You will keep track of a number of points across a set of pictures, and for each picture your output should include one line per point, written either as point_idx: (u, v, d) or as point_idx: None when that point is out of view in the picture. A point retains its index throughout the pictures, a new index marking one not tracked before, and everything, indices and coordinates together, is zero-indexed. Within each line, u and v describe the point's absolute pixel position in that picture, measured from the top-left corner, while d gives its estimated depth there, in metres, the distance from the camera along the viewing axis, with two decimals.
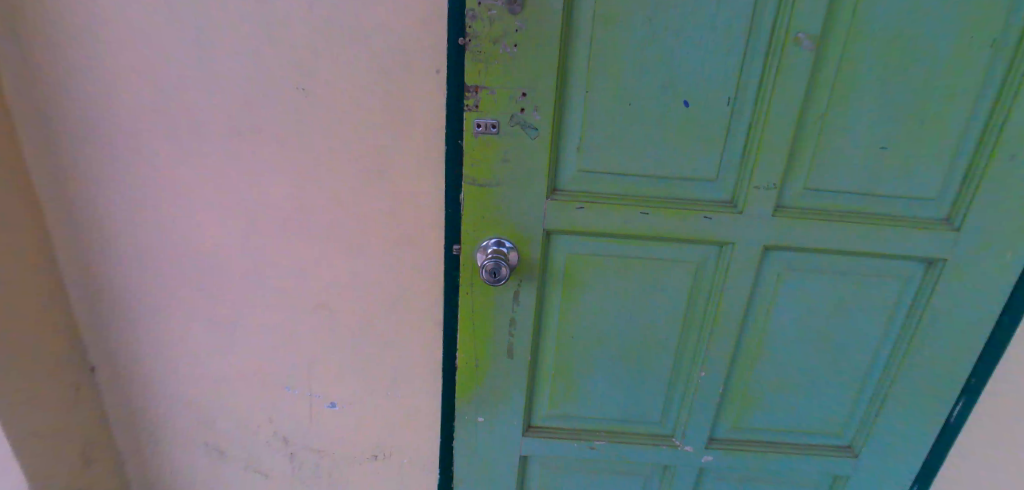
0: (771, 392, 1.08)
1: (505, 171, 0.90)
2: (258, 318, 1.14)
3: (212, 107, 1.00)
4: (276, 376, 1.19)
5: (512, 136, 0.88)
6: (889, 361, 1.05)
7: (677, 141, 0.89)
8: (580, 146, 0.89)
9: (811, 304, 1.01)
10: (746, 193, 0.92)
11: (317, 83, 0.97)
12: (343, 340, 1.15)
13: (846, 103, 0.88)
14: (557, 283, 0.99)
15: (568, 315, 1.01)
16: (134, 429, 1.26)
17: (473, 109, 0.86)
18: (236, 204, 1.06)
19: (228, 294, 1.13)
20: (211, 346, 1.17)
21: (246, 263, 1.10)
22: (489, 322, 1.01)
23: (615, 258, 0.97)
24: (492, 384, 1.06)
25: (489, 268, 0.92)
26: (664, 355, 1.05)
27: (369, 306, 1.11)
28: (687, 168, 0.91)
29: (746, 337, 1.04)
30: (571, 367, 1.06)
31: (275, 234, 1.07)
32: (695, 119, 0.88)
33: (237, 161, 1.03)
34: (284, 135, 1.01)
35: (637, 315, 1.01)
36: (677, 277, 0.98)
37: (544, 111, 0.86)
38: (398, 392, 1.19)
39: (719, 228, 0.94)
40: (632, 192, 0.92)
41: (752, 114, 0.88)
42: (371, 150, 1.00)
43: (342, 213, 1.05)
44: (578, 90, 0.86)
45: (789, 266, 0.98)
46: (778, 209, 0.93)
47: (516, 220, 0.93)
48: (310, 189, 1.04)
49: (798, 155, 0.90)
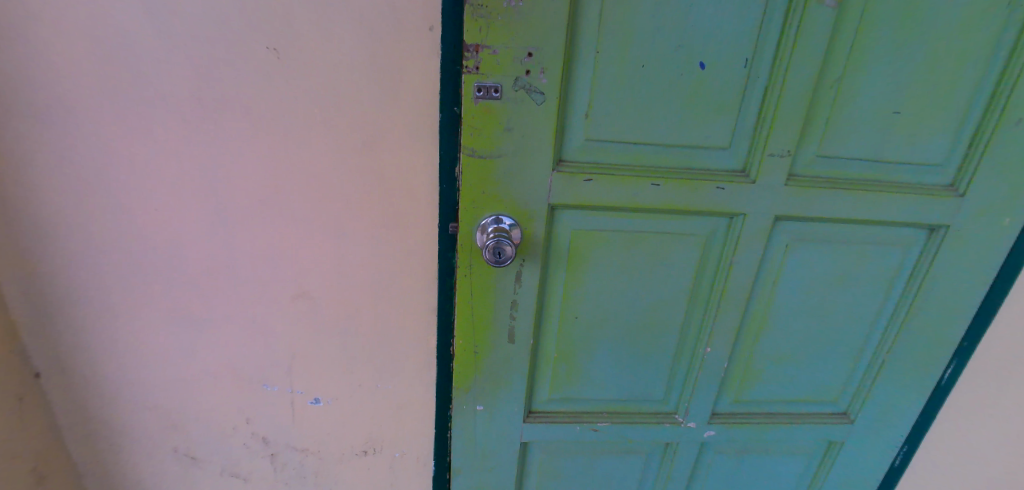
0: (772, 365, 1.07)
1: (508, 141, 0.82)
2: (230, 310, 1.04)
3: (169, 74, 0.88)
4: (251, 372, 1.09)
5: (516, 103, 0.80)
6: (887, 329, 1.04)
7: (690, 107, 0.83)
8: (587, 112, 0.83)
9: (816, 274, 0.98)
10: (759, 162, 0.87)
11: (289, 45, 0.86)
12: (326, 332, 1.06)
13: (863, 65, 0.84)
14: (561, 261, 0.93)
15: (572, 293, 0.95)
16: (92, 437, 1.14)
17: (472, 72, 0.78)
18: (200, 184, 0.94)
19: (194, 286, 1.02)
20: (176, 344, 1.06)
21: (214, 251, 0.99)
22: (489, 306, 0.94)
23: (621, 233, 0.91)
24: (491, 370, 1.00)
25: (492, 248, 0.85)
26: (670, 331, 1.01)
27: (355, 293, 1.03)
28: (700, 136, 0.85)
29: (752, 311, 1.01)
30: (574, 348, 1.01)
31: (245, 217, 0.97)
32: (710, 83, 0.82)
33: (199, 136, 0.91)
34: (252, 104, 0.90)
35: (642, 292, 0.97)
36: (685, 252, 0.94)
37: (551, 73, 0.79)
38: (389, 385, 1.11)
39: (731, 199, 0.89)
40: (642, 162, 0.86)
41: (768, 78, 0.83)
42: (354, 122, 0.91)
43: (324, 193, 0.95)
44: (587, 51, 0.79)
45: (797, 236, 0.95)
46: (790, 178, 0.89)
47: (518, 196, 0.86)
48: (283, 166, 0.93)
49: (814, 120, 0.86)
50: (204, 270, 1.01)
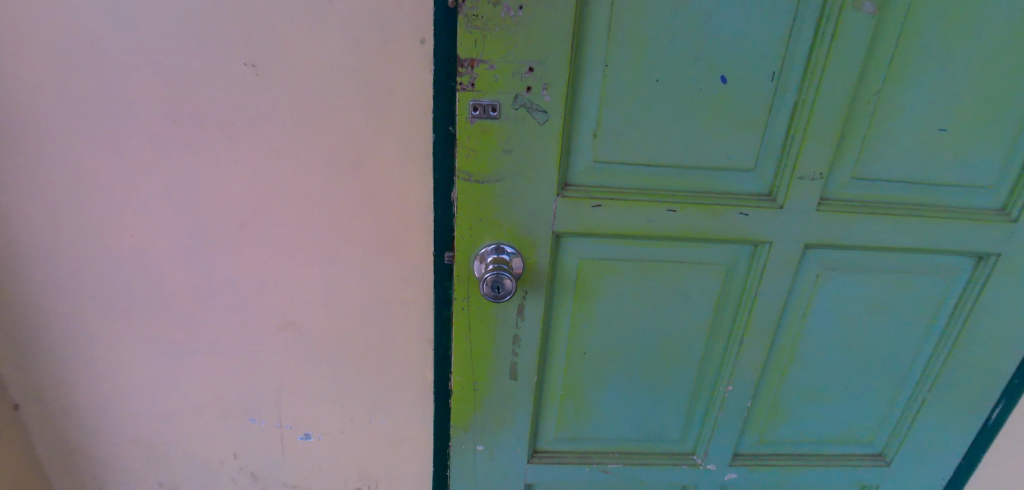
0: (800, 403, 0.97)
1: (508, 163, 0.75)
2: (215, 340, 0.97)
3: (145, 91, 0.82)
4: (238, 405, 1.03)
5: (516, 122, 0.72)
6: (928, 365, 0.95)
7: (710, 125, 0.75)
8: (596, 131, 0.75)
9: (850, 306, 0.89)
10: (788, 185, 0.79)
11: (272, 60, 0.80)
12: (317, 363, 0.99)
13: (905, 77, 0.75)
14: (568, 293, 0.85)
15: (579, 326, 0.87)
16: (74, 471, 1.08)
17: (467, 89, 0.71)
18: (181, 208, 0.88)
19: (177, 315, 0.95)
20: (160, 375, 1.00)
21: (196, 278, 0.93)
22: (489, 340, 0.87)
23: (634, 262, 0.83)
24: (492, 408, 0.92)
25: (490, 282, 0.77)
26: (687, 367, 0.93)
27: (346, 323, 0.96)
28: (721, 157, 0.77)
29: (778, 345, 0.92)
30: (582, 385, 0.93)
31: (229, 243, 0.90)
32: (733, 98, 0.74)
33: (178, 157, 0.85)
34: (234, 123, 0.83)
35: (657, 325, 0.88)
36: (705, 282, 0.85)
37: (555, 89, 0.71)
38: (384, 419, 1.04)
39: (755, 226, 0.81)
40: (656, 186, 0.78)
41: (797, 92, 0.75)
42: (343, 141, 0.84)
43: (312, 218, 0.88)
44: (595, 65, 0.72)
45: (829, 265, 0.86)
46: (822, 202, 0.81)
47: (519, 223, 0.78)
48: (268, 189, 0.87)
49: (849, 139, 0.77)
50: (187, 298, 0.94)
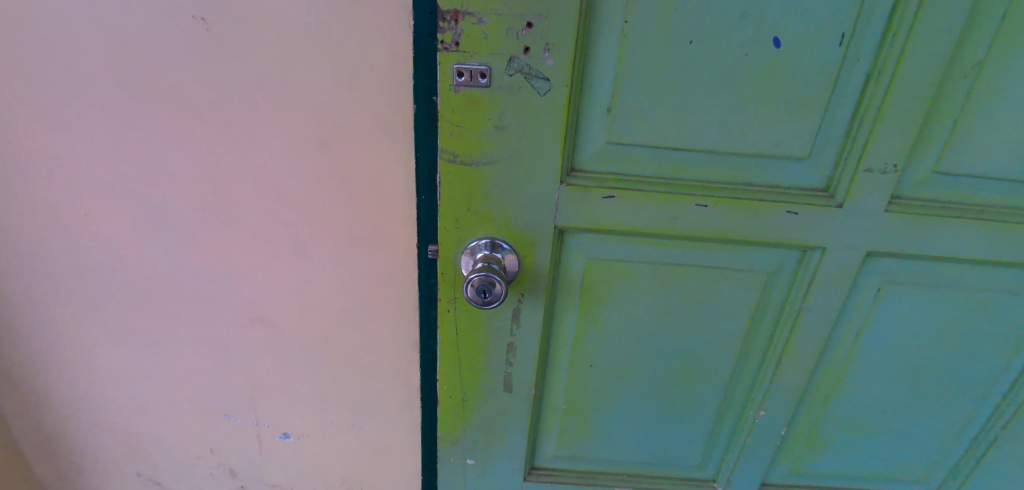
0: (843, 435, 0.83)
1: (501, 143, 0.61)
2: (184, 332, 0.88)
3: (85, 47, 0.70)
4: (213, 400, 0.94)
5: (511, 92, 0.59)
6: (1007, 400, 0.79)
7: (756, 102, 0.60)
8: (610, 106, 0.60)
9: (914, 328, 0.74)
10: (851, 179, 0.63)
11: (231, 11, 0.67)
12: (294, 361, 0.89)
13: (1016, 47, 0.58)
14: (572, 298, 0.72)
15: (586, 335, 0.75)
16: (49, 458, 1.01)
17: (451, 49, 0.58)
18: (136, 184, 0.77)
19: (142, 302, 0.86)
20: (130, 365, 0.92)
21: (159, 263, 0.83)
22: (480, 347, 0.75)
23: (652, 266, 0.69)
24: (484, 422, 0.81)
25: (477, 286, 0.62)
26: (712, 387, 0.80)
27: (326, 318, 0.85)
28: (768, 142, 0.62)
29: (821, 369, 0.78)
30: (587, 401, 0.81)
31: (191, 226, 0.80)
32: (787, 67, 0.58)
33: (129, 125, 0.74)
34: (188, 87, 0.71)
35: (678, 340, 0.75)
36: (738, 292, 0.71)
37: (559, 52, 0.57)
38: (367, 423, 0.94)
39: (805, 228, 0.66)
40: (684, 175, 0.64)
41: (871, 62, 0.58)
42: (316, 112, 0.72)
43: (283, 201, 0.77)
44: (611, 22, 0.57)
45: (894, 278, 0.70)
46: (893, 202, 0.65)
47: (515, 216, 0.65)
48: (231, 167, 0.75)
49: (934, 124, 0.61)
50: (151, 285, 0.85)
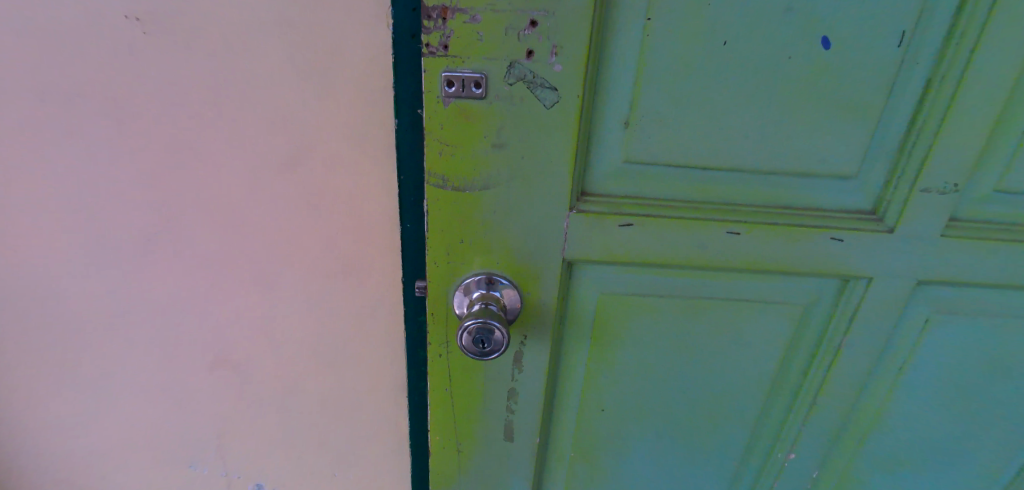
0: (880, 477, 0.74)
1: (500, 163, 0.52)
2: (139, 377, 0.78)
3: (9, 56, 0.59)
4: (175, 449, 0.84)
5: (511, 104, 0.50)
6: None
7: (800, 112, 0.51)
8: (628, 119, 0.51)
9: (963, 362, 0.65)
10: (904, 200, 0.55)
11: (178, 11, 0.57)
12: (266, 406, 0.79)
13: None
14: (582, 336, 0.63)
15: (597, 376, 0.66)
16: None
17: (438, 54, 0.48)
18: (73, 213, 0.66)
19: (88, 345, 0.75)
20: (76, 414, 0.81)
21: (104, 300, 0.72)
22: (477, 394, 0.65)
23: (674, 299, 0.60)
24: (482, 474, 0.71)
25: (473, 335, 0.53)
26: (737, 430, 0.71)
27: (301, 358, 0.75)
28: (811, 159, 0.53)
29: (859, 407, 0.69)
30: (597, 447, 0.71)
31: (141, 259, 0.69)
32: (835, 72, 0.50)
33: (63, 146, 0.63)
34: (133, 99, 0.61)
35: (700, 380, 0.66)
36: (770, 326, 0.63)
37: (568, 55, 0.48)
38: (350, 470, 0.85)
39: (850, 255, 0.57)
40: (713, 197, 0.55)
41: (933, 64, 0.50)
42: (282, 127, 0.62)
43: (246, 229, 0.67)
44: (630, 19, 0.48)
45: (943, 308, 0.62)
46: (949, 224, 0.56)
47: (517, 247, 0.56)
48: (185, 190, 0.65)
49: (1001, 136, 0.53)
50: (98, 327, 0.74)
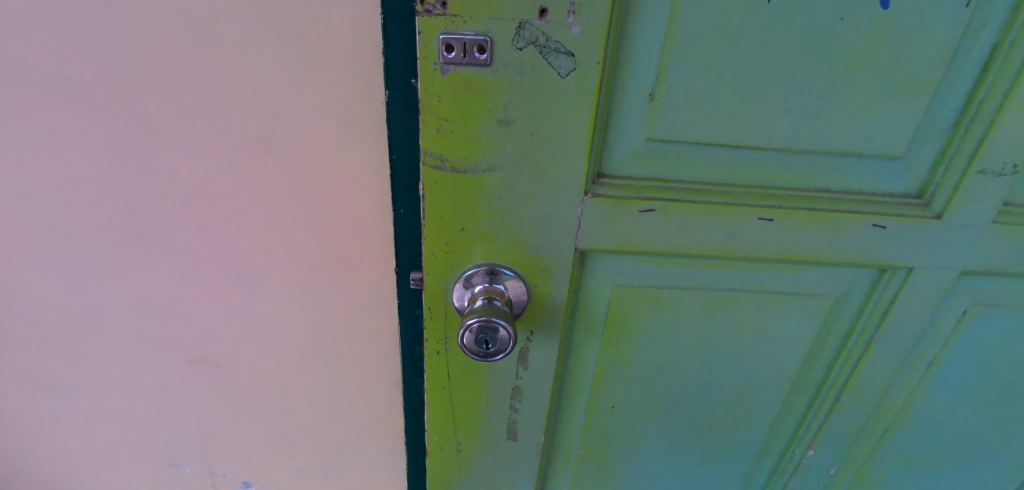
0: (901, 474, 0.70)
1: (506, 141, 0.46)
2: (111, 374, 0.72)
3: None
4: (154, 448, 0.79)
5: (521, 73, 0.43)
6: None
7: (848, 83, 0.45)
8: (653, 91, 0.45)
9: (1001, 358, 0.61)
10: (955, 183, 0.49)
11: None
12: (251, 403, 0.74)
13: None
14: (594, 331, 0.57)
15: (609, 373, 0.61)
16: None
17: (435, 13, 0.41)
18: (26, 201, 0.60)
19: (53, 343, 0.69)
20: (46, 414, 0.75)
21: (68, 295, 0.65)
22: (479, 393, 0.60)
23: (696, 291, 0.55)
24: (483, 476, 0.67)
25: (476, 334, 0.47)
26: (756, 428, 0.66)
27: (286, 354, 0.70)
28: (856, 137, 0.47)
29: (885, 405, 0.65)
30: (605, 446, 0.67)
31: (105, 249, 0.62)
32: (890, 38, 0.44)
33: (11, 125, 0.56)
34: (84, 72, 0.53)
35: (719, 377, 0.61)
36: (798, 320, 0.58)
37: (588, 16, 0.42)
38: (342, 468, 0.80)
39: (892, 244, 0.52)
40: (745, 180, 0.49)
41: (1001, 29, 0.44)
42: (257, 102, 0.55)
43: (222, 215, 0.60)
44: None
45: (985, 300, 0.57)
46: (1003, 210, 0.51)
47: (524, 235, 0.50)
48: (150, 173, 0.58)
49: None
50: (63, 323, 0.67)
